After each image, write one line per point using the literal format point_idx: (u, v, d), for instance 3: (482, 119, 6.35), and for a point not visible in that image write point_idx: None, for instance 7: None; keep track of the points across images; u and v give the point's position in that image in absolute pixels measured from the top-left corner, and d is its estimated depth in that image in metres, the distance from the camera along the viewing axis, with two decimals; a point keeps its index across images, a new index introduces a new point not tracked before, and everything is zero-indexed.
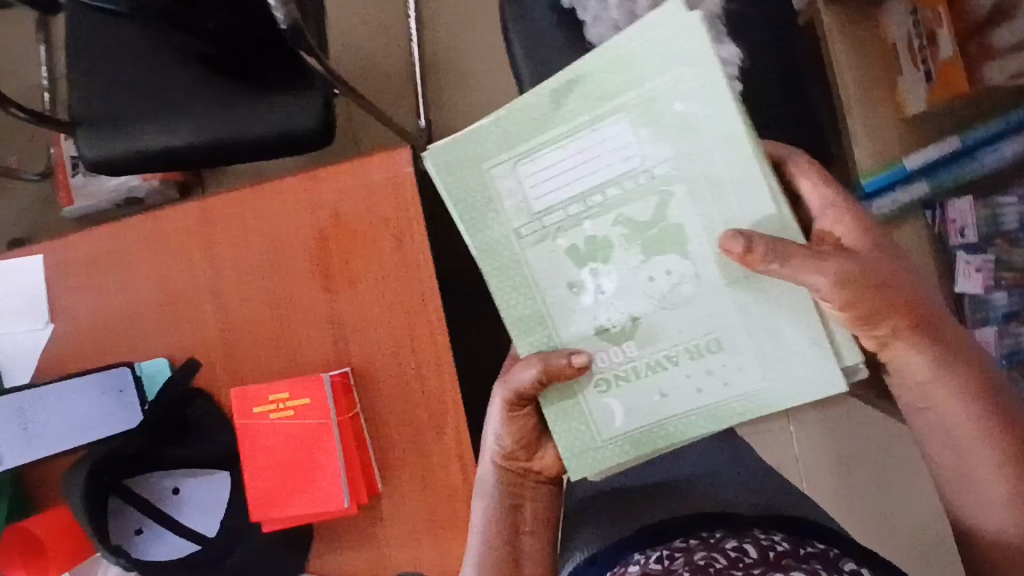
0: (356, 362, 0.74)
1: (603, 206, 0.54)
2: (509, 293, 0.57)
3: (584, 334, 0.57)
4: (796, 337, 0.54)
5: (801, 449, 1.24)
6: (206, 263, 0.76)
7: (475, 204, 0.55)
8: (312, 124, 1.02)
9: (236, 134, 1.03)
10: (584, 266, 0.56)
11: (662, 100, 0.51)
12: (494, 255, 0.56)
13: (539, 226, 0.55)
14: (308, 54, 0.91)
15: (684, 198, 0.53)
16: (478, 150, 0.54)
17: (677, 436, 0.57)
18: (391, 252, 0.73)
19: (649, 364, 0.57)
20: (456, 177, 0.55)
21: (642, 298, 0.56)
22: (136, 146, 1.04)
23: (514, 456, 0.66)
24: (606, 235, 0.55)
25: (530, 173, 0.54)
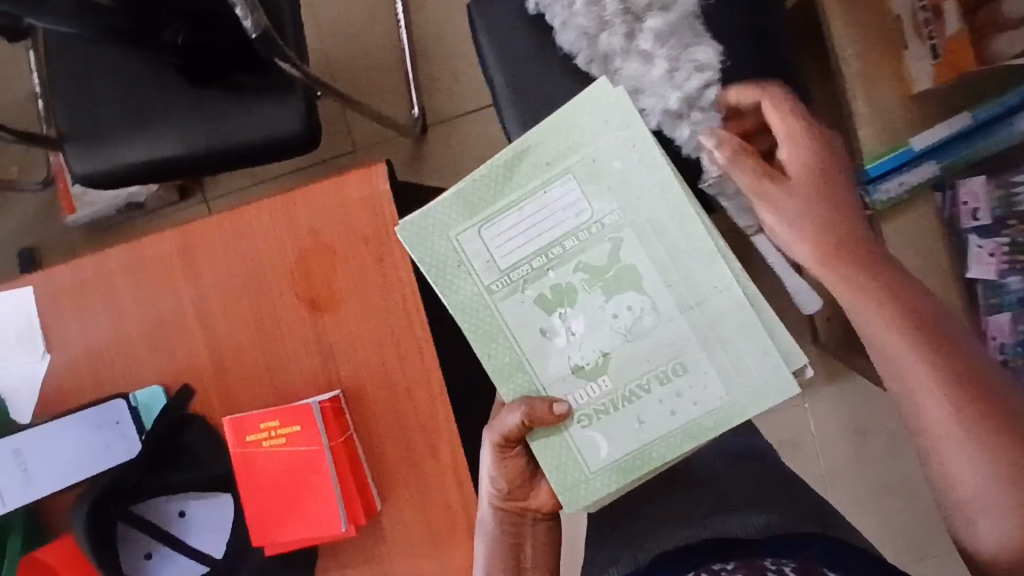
0: (347, 383, 0.73)
1: (564, 255, 0.61)
2: (487, 345, 0.62)
3: (560, 373, 0.62)
4: (749, 352, 0.59)
5: (818, 427, 1.21)
6: (191, 289, 0.76)
7: (449, 267, 0.62)
8: (296, 129, 1.01)
9: (222, 144, 1.03)
10: (553, 313, 0.62)
11: (599, 162, 0.60)
12: (471, 312, 0.62)
13: (508, 280, 0.62)
14: (281, 60, 0.88)
15: (632, 242, 0.60)
16: (445, 222, 0.62)
17: (661, 459, 0.60)
18: (374, 271, 0.72)
19: (624, 394, 0.61)
20: (431, 245, 0.62)
21: (608, 335, 0.61)
22: (124, 161, 1.05)
23: (510, 496, 0.67)
24: (569, 281, 0.61)
25: (494, 236, 0.61)
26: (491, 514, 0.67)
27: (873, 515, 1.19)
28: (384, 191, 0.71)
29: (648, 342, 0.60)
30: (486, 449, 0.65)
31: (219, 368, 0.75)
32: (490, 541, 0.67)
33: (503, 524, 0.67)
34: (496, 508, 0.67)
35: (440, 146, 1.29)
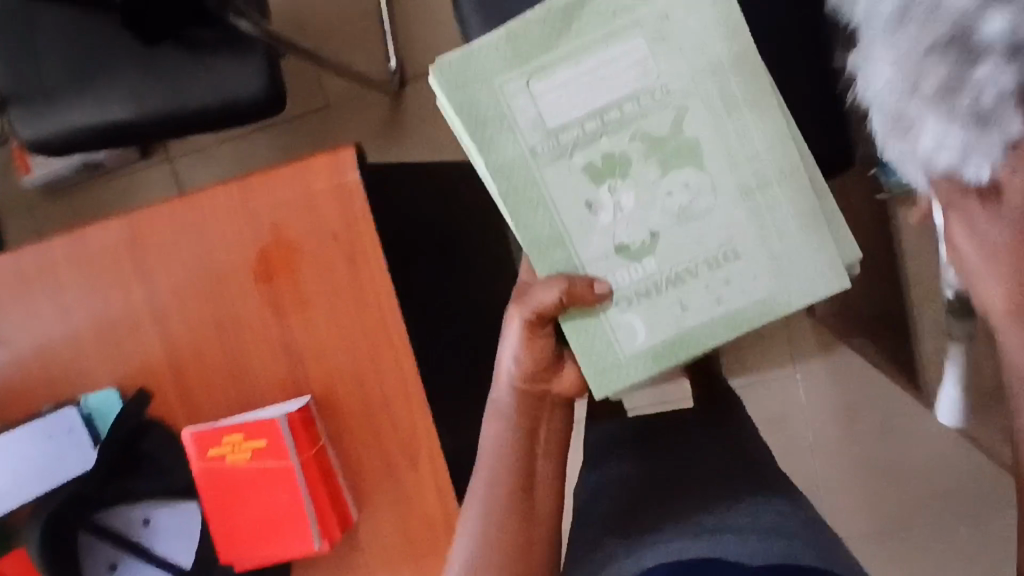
0: (317, 389, 0.67)
1: (621, 121, 0.49)
2: (522, 211, 0.50)
3: (602, 253, 0.51)
4: (809, 241, 0.50)
5: (807, 398, 1.17)
6: (142, 284, 0.69)
7: (487, 120, 0.49)
8: (258, 91, 0.92)
9: (178, 107, 0.93)
10: (602, 185, 0.50)
11: (672, 17, 0.48)
12: (509, 177, 0.50)
13: (554, 142, 0.49)
14: (238, 18, 0.80)
15: (702, 112, 0.49)
16: (487, 65, 0.48)
17: (702, 349, 0.52)
18: (344, 270, 0.65)
19: (670, 279, 0.51)
20: (465, 92, 0.48)
21: (664, 215, 0.50)
22: (67, 124, 0.94)
23: (533, 377, 0.61)
24: (624, 151, 0.49)
25: (547, 90, 0.48)
26: (507, 390, 0.62)
27: (863, 488, 1.16)
28: (355, 182, 0.64)
29: (706, 225, 0.50)
30: (514, 321, 0.58)
31: (178, 369, 0.69)
32: (502, 424, 0.63)
33: (519, 410, 0.62)
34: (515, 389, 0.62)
35: (418, 101, 1.20)
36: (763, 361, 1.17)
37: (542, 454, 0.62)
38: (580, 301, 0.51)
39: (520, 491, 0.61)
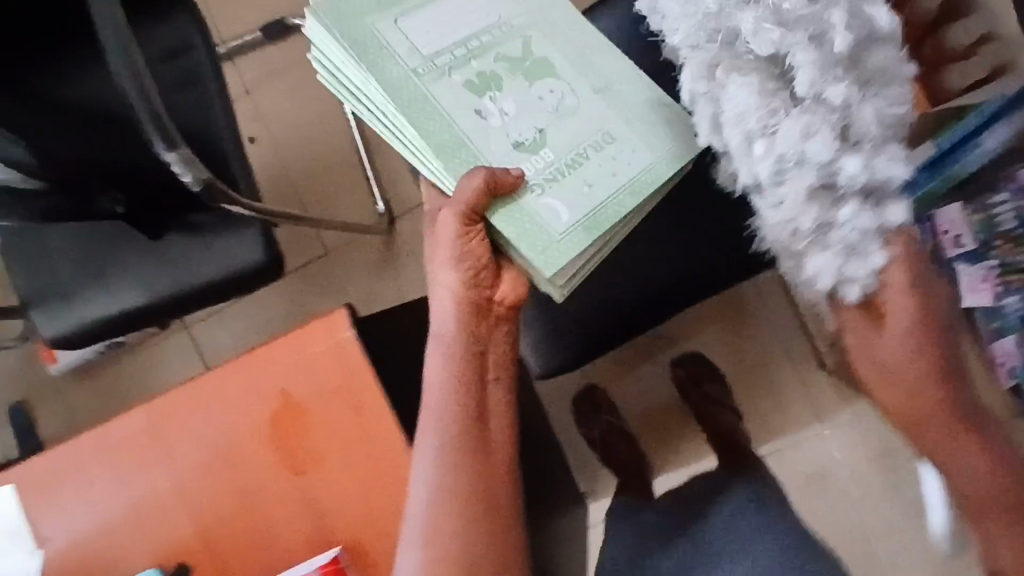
0: (345, 539, 0.69)
1: (480, 52, 0.74)
2: (418, 121, 0.70)
3: (503, 149, 0.71)
4: (644, 112, 0.73)
5: (841, 453, 1.24)
6: (165, 465, 0.73)
7: (371, 49, 0.71)
8: (259, 258, 1.01)
9: (186, 283, 1.02)
10: (483, 96, 0.72)
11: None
12: (400, 88, 0.70)
13: (433, 67, 0.72)
14: (231, 205, 0.87)
15: (540, 39, 0.75)
16: (362, 9, 0.72)
17: (617, 214, 0.68)
18: (350, 423, 0.69)
19: (567, 164, 0.70)
20: (345, 24, 0.71)
21: (540, 114, 0.73)
22: (87, 317, 1.02)
23: (476, 284, 0.70)
24: (491, 70, 0.73)
25: (412, 30, 0.73)
26: (450, 311, 0.70)
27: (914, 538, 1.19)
28: (349, 342, 0.69)
29: (576, 119, 0.72)
30: (447, 224, 0.68)
31: (210, 541, 0.72)
32: (449, 350, 0.70)
33: (463, 330, 0.69)
34: (455, 304, 0.70)
35: (410, 235, 1.34)
36: (779, 424, 1.26)
37: (493, 379, 0.70)
38: (503, 185, 0.67)
39: (476, 420, 0.69)
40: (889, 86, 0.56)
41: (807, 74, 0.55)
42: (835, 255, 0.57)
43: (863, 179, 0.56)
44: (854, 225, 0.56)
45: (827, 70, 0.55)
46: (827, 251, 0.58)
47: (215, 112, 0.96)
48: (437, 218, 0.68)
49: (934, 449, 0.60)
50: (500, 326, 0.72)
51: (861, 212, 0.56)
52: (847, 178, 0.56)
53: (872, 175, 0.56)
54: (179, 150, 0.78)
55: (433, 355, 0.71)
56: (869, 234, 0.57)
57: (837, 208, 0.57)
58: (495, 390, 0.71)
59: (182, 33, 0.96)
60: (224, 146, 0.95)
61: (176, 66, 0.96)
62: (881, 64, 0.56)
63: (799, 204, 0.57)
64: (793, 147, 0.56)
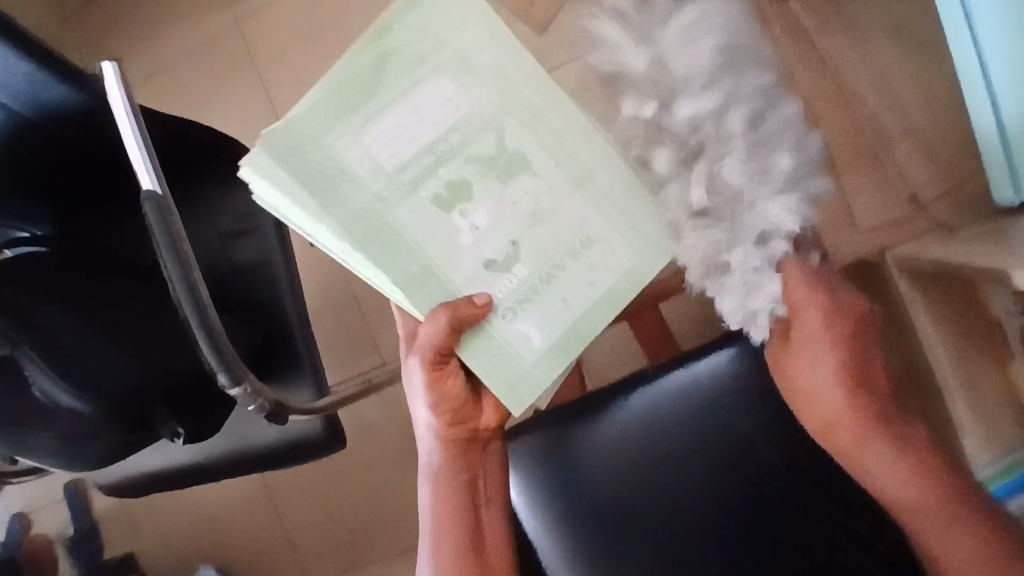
0: None
1: (449, 152, 0.60)
2: (393, 262, 0.60)
3: (473, 269, 0.62)
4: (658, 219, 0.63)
5: None
6: None
7: (330, 179, 0.58)
8: (318, 433, 0.96)
9: (239, 450, 0.97)
10: (452, 212, 0.61)
11: (467, 53, 0.59)
12: (365, 221, 0.59)
13: (399, 183, 0.59)
14: (298, 412, 0.81)
15: (516, 128, 0.61)
16: (313, 128, 0.57)
17: (590, 333, 0.63)
18: None
19: (540, 277, 0.62)
20: (295, 158, 0.56)
21: (512, 220, 0.62)
22: (140, 474, 1.01)
23: (456, 422, 0.70)
24: (462, 176, 0.60)
25: (376, 138, 0.58)
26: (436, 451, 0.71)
27: None
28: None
29: (552, 224, 0.62)
30: (417, 371, 0.66)
31: None
32: (439, 479, 0.72)
33: (448, 467, 0.71)
34: (437, 441, 0.71)
35: None
36: None
37: (484, 504, 0.73)
38: (468, 321, 0.61)
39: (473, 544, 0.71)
40: (786, 181, 0.60)
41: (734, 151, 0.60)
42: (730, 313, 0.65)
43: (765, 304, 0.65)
44: (764, 297, 0.64)
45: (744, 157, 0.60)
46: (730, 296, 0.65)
47: (283, 291, 0.90)
48: (409, 361, 0.67)
49: (926, 529, 0.66)
50: (482, 452, 0.74)
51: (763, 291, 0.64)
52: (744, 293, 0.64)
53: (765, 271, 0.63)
54: (245, 382, 0.72)
55: (429, 492, 0.72)
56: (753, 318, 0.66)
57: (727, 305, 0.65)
58: (487, 513, 0.73)
59: (251, 205, 0.90)
60: (292, 329, 0.90)
61: (242, 240, 0.90)
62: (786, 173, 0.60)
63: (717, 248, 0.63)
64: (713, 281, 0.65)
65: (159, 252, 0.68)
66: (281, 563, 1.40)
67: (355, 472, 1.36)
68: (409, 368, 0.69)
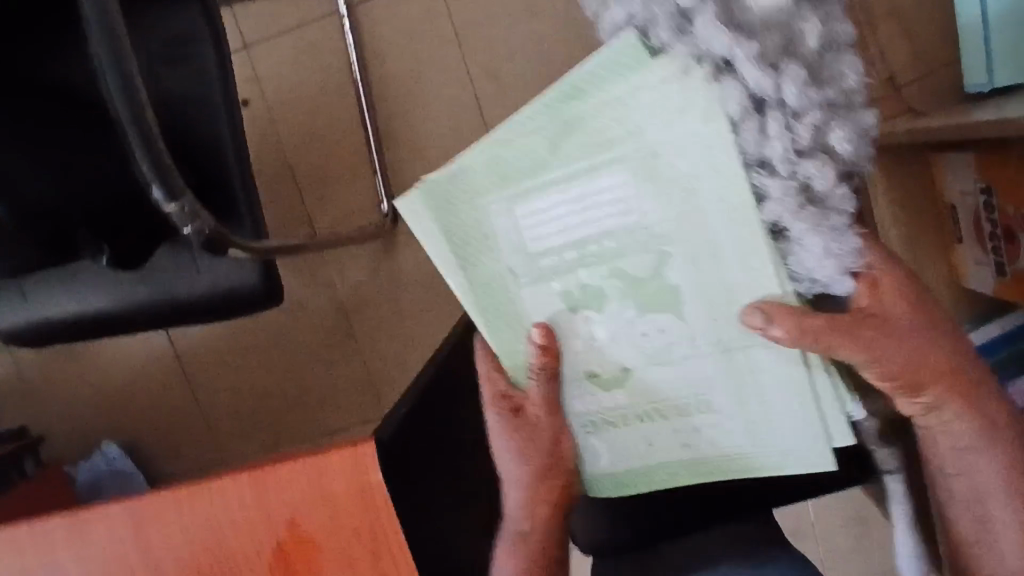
0: None
1: (596, 258, 0.52)
2: (504, 334, 0.57)
3: (574, 370, 0.58)
4: (785, 404, 0.55)
5: (816, 512, 1.27)
6: (146, 568, 0.64)
7: (472, 240, 0.54)
8: (255, 286, 0.89)
9: (167, 298, 0.91)
10: (575, 314, 0.55)
11: (661, 154, 0.47)
12: (490, 292, 0.55)
13: (535, 268, 0.54)
14: (235, 248, 0.75)
15: (681, 260, 0.51)
16: (471, 186, 0.51)
17: (661, 482, 0.61)
18: (369, 569, 0.61)
19: (639, 414, 0.58)
20: (449, 214, 0.53)
21: (630, 351, 0.56)
22: (46, 322, 0.92)
23: (549, 491, 0.64)
24: (599, 286, 0.53)
25: (526, 217, 0.52)
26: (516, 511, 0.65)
27: None
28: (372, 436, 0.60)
29: (673, 371, 0.56)
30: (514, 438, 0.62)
31: None
32: (524, 538, 0.66)
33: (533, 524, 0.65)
34: (527, 502, 0.65)
35: (412, 239, 1.23)
36: None
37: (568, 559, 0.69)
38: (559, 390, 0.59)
39: None
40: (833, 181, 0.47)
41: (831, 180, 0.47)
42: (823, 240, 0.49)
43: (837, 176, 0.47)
44: (826, 228, 0.48)
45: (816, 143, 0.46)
46: (817, 237, 0.48)
47: (219, 123, 0.82)
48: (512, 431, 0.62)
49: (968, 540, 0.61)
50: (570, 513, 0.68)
51: (829, 215, 0.48)
52: (791, 140, 0.46)
53: (805, 156, 0.46)
54: (182, 200, 0.65)
55: (504, 551, 0.67)
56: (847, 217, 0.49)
57: (808, 227, 0.48)
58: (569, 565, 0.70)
59: (187, 23, 0.81)
60: (230, 169, 0.82)
61: (175, 62, 0.81)
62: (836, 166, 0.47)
63: (785, 198, 0.47)
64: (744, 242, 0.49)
65: (92, 39, 0.60)
66: (197, 444, 1.34)
67: (281, 352, 1.30)
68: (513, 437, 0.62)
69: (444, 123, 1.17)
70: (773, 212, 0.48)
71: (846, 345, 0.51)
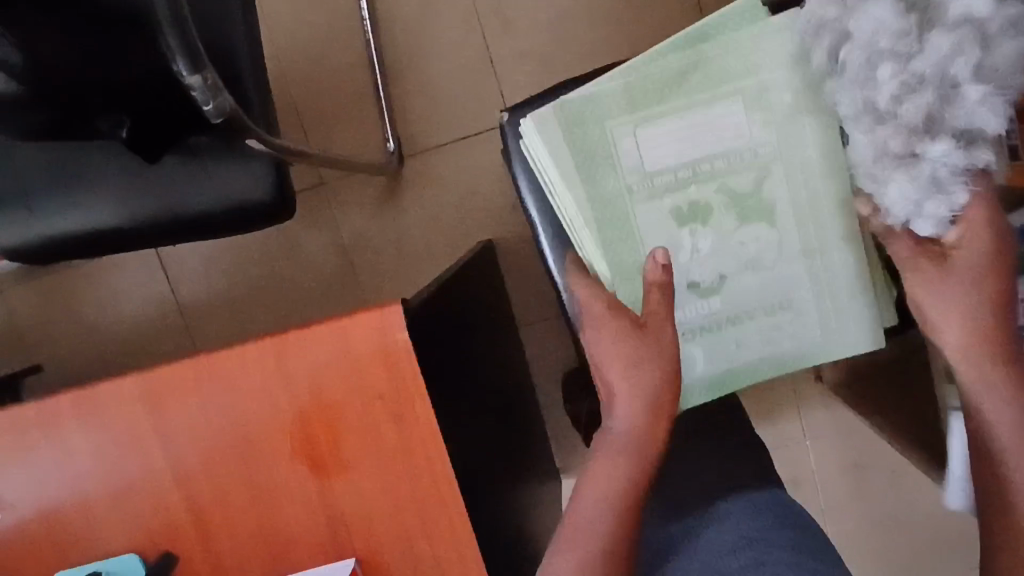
0: (361, 548, 0.64)
1: (705, 175, 0.62)
2: (608, 242, 0.63)
3: (678, 283, 0.64)
4: (853, 301, 0.63)
5: (818, 462, 1.25)
6: (160, 444, 0.64)
7: (596, 158, 0.62)
8: (265, 195, 0.88)
9: (174, 210, 0.89)
10: (684, 228, 0.63)
11: (770, 89, 0.60)
12: (608, 207, 0.62)
13: (649, 185, 0.62)
14: (254, 139, 0.76)
15: (778, 177, 0.62)
16: (602, 110, 0.61)
17: (747, 380, 0.65)
18: (392, 434, 0.62)
19: (729, 317, 0.64)
20: (581, 130, 0.61)
21: (730, 260, 0.64)
22: (49, 234, 0.89)
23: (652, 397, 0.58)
24: (707, 200, 0.63)
25: (649, 137, 0.61)
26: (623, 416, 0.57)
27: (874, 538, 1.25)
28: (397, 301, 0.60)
29: (765, 277, 0.64)
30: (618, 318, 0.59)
31: (205, 532, 0.65)
32: (618, 456, 0.56)
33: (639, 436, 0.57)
34: (631, 422, 0.57)
35: (417, 179, 1.21)
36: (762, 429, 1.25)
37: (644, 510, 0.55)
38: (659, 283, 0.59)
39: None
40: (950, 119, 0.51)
41: (942, 121, 0.51)
42: (917, 181, 0.52)
43: (962, 118, 0.51)
44: (940, 166, 0.52)
45: (940, 82, 0.50)
46: (925, 178, 0.52)
47: (233, 15, 0.79)
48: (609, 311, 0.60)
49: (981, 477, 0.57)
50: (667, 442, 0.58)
51: (950, 154, 0.51)
52: (906, 79, 0.51)
53: (925, 96, 0.51)
54: (206, 73, 0.64)
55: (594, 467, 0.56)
56: (959, 171, 0.52)
57: (916, 162, 0.52)
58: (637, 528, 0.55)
59: None
60: (245, 74, 0.80)
61: None
62: (961, 106, 0.50)
63: (889, 138, 0.53)
64: (870, 165, 0.55)
65: None
66: None
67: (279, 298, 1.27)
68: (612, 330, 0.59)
69: (450, 60, 1.17)
70: (872, 154, 0.54)
71: (949, 277, 0.54)
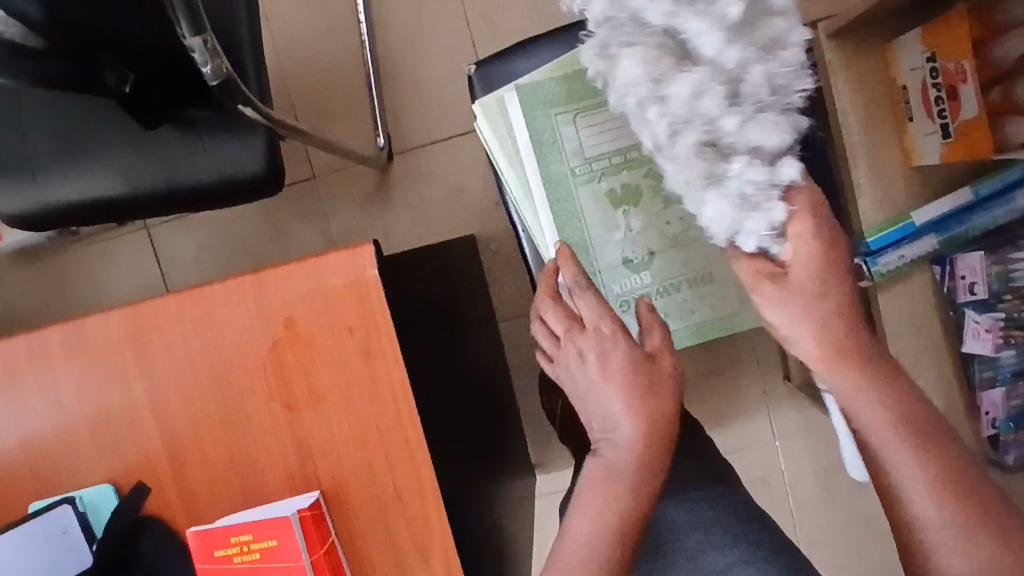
0: (325, 481, 0.67)
1: (635, 161, 0.67)
2: (556, 220, 0.67)
3: (613, 260, 0.68)
4: None
5: (788, 463, 1.27)
6: (141, 376, 0.67)
7: (542, 144, 0.66)
8: (256, 167, 0.92)
9: (170, 179, 0.93)
10: (619, 210, 0.67)
11: None
12: (554, 187, 0.67)
13: (589, 169, 0.66)
14: (245, 106, 0.80)
15: None
16: (545, 98, 0.64)
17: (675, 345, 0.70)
18: (359, 363, 0.65)
19: (659, 289, 0.69)
20: (529, 117, 0.65)
21: (658, 238, 0.68)
22: (48, 201, 0.94)
23: (650, 423, 0.57)
24: (639, 184, 0.67)
25: (587, 126, 0.65)
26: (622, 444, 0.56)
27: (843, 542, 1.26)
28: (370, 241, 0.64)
29: (687, 254, 0.69)
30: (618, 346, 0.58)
31: (177, 463, 0.67)
32: (613, 485, 0.56)
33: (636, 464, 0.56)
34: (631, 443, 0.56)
35: (405, 173, 1.26)
36: (733, 429, 1.27)
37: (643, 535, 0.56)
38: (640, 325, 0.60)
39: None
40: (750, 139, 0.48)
41: (747, 139, 0.48)
42: (729, 202, 0.50)
43: (766, 136, 0.48)
44: (745, 182, 0.49)
45: (696, 97, 0.47)
46: (725, 201, 0.50)
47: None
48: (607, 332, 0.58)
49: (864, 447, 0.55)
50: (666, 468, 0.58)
51: (750, 169, 0.49)
52: (692, 95, 0.47)
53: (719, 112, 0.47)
54: (205, 36, 0.69)
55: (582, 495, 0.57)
56: (767, 188, 0.50)
57: (724, 182, 0.49)
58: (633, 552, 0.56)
59: None
60: (243, 52, 0.86)
61: None
62: (755, 125, 0.48)
63: (696, 159, 0.48)
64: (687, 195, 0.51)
65: None
66: None
67: None
68: (610, 357, 0.57)
69: (440, 64, 1.24)
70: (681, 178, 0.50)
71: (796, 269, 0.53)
